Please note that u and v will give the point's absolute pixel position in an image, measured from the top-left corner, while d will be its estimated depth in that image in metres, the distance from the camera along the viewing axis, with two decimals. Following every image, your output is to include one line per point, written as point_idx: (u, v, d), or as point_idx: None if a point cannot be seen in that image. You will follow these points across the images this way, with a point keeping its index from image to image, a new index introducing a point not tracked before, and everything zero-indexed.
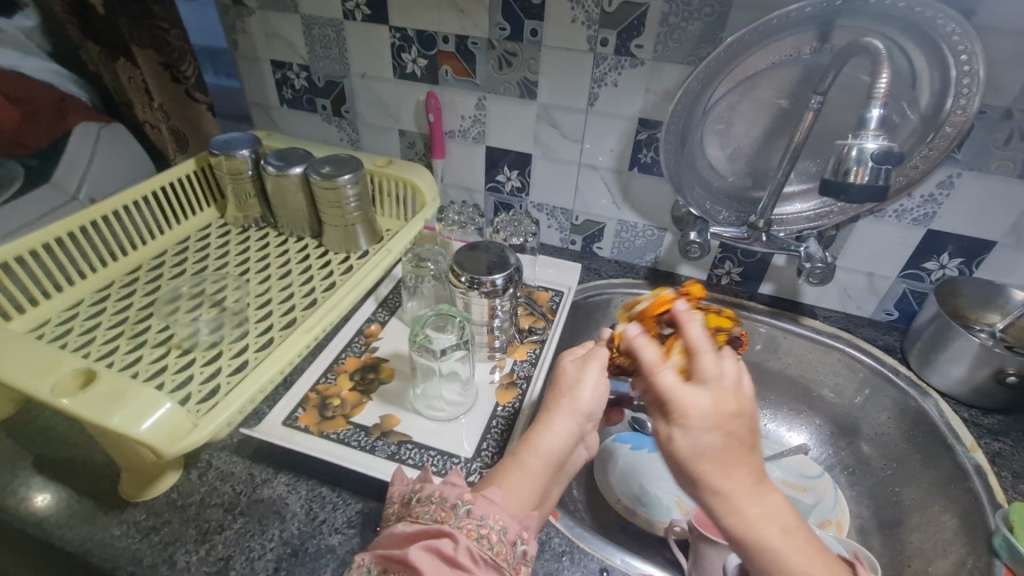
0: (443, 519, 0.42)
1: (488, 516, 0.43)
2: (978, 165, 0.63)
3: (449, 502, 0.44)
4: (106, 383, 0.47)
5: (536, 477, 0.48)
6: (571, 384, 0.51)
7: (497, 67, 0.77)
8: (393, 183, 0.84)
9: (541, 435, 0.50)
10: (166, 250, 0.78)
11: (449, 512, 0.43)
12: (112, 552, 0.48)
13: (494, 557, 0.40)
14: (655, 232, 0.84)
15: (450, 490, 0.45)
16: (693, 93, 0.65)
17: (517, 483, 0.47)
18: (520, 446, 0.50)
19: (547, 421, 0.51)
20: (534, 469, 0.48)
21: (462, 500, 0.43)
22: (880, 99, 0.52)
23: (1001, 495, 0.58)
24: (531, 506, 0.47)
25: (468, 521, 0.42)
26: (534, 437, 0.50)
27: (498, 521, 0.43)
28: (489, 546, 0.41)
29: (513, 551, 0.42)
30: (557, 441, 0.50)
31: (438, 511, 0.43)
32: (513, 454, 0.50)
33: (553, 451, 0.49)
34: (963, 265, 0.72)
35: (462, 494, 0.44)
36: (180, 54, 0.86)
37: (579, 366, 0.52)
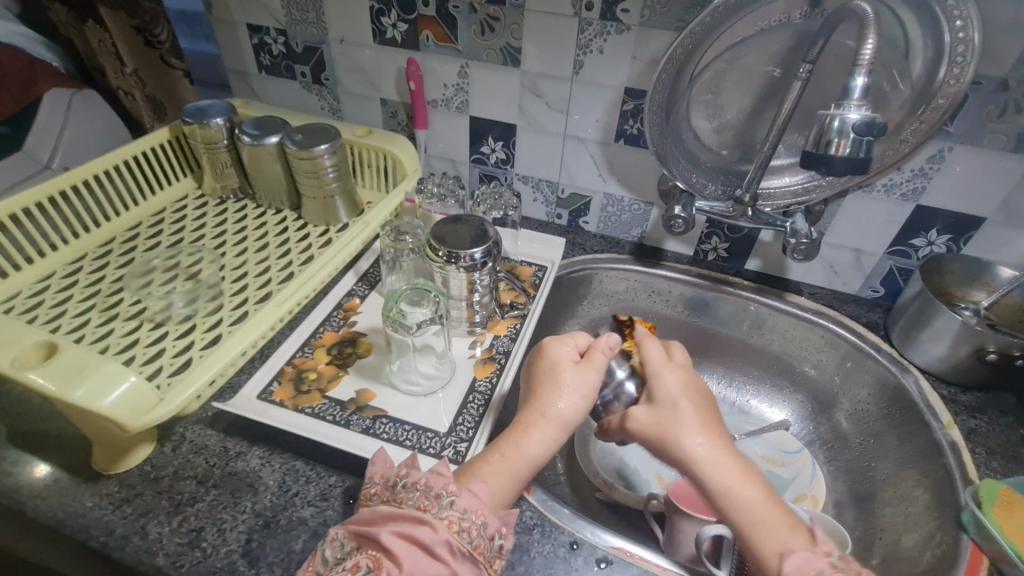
0: (426, 508, 0.43)
1: (470, 510, 0.43)
2: (971, 138, 0.62)
3: (433, 490, 0.44)
4: (69, 356, 0.47)
5: (518, 479, 0.48)
6: (572, 397, 0.51)
7: (479, 32, 0.74)
8: (373, 153, 0.82)
9: (529, 437, 0.49)
10: (142, 222, 0.76)
11: (432, 501, 0.43)
12: (85, 523, 0.49)
13: (471, 551, 0.41)
14: (642, 206, 0.83)
15: (435, 479, 0.45)
16: (679, 60, 0.63)
17: (503, 484, 0.47)
18: (504, 445, 0.49)
19: (536, 426, 0.50)
20: (523, 474, 0.48)
21: (447, 492, 0.44)
22: (864, 66, 0.50)
23: (973, 471, 0.58)
24: (507, 504, 0.47)
25: (450, 513, 0.43)
26: (519, 436, 0.49)
27: (479, 516, 0.43)
28: (468, 540, 0.42)
29: (490, 545, 0.43)
30: (543, 444, 0.49)
31: (421, 499, 0.44)
32: (500, 455, 0.48)
33: (541, 455, 0.49)
34: (951, 242, 0.70)
35: (447, 485, 0.44)
36: (153, 17, 0.81)
37: (584, 372, 0.52)
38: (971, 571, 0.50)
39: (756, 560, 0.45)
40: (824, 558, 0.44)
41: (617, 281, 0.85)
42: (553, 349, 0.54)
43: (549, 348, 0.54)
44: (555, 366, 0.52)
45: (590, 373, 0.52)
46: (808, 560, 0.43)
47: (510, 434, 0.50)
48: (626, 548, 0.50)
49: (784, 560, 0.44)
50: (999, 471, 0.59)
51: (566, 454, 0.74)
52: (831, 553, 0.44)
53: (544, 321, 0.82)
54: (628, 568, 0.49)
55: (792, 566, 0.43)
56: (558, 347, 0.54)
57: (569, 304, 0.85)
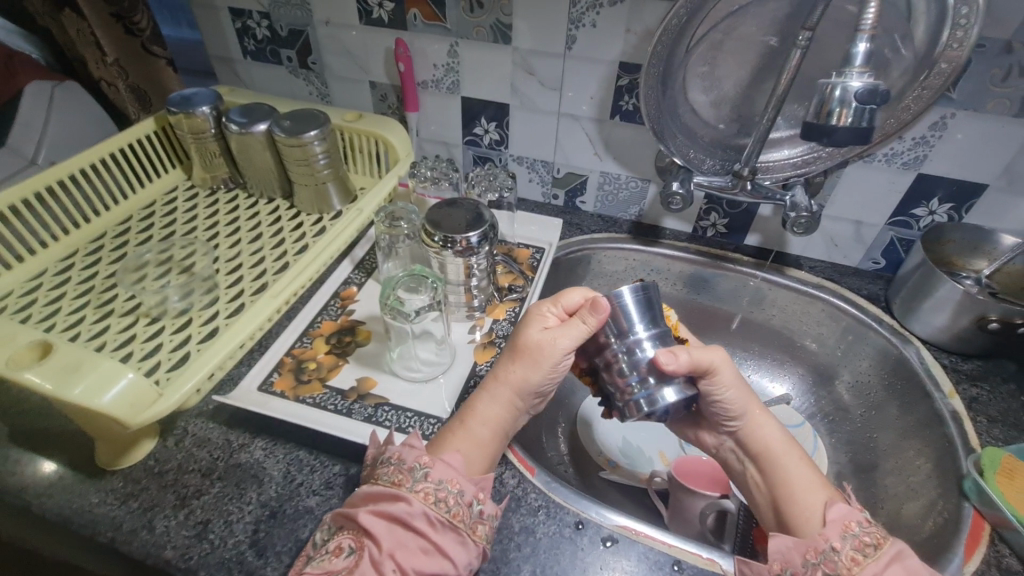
0: (401, 483, 0.44)
1: (445, 480, 0.44)
2: (973, 104, 0.60)
3: (407, 465, 0.45)
4: (64, 353, 0.46)
5: (482, 444, 0.50)
6: (528, 360, 0.51)
7: (468, 9, 0.72)
8: (364, 138, 0.80)
9: (483, 402, 0.52)
10: (132, 215, 0.75)
11: (406, 475, 0.44)
12: (91, 519, 0.49)
13: (450, 519, 0.43)
14: (639, 184, 0.82)
15: (408, 452, 0.46)
16: (675, 30, 0.61)
17: (464, 447, 0.49)
18: (463, 413, 0.51)
19: (490, 388, 0.52)
20: (480, 437, 0.50)
21: (420, 465, 0.45)
22: (867, 31, 0.48)
23: (975, 439, 0.59)
24: (482, 470, 0.49)
25: (425, 485, 0.44)
26: (475, 402, 0.52)
27: (454, 485, 0.44)
28: (446, 509, 0.43)
29: (470, 511, 0.44)
30: (498, 406, 0.51)
31: (396, 474, 0.44)
32: (461, 420, 0.51)
33: (496, 415, 0.51)
34: (953, 211, 0.70)
35: (419, 457, 0.45)
36: (132, 3, 0.78)
37: (549, 336, 0.51)
38: (973, 537, 0.51)
39: (811, 501, 0.49)
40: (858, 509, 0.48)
41: (616, 261, 0.84)
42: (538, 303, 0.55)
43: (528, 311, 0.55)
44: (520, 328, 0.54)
45: (558, 340, 0.51)
46: (849, 506, 0.48)
47: (468, 401, 0.52)
48: (631, 526, 0.51)
49: (829, 509, 0.48)
50: (1001, 438, 0.59)
51: (569, 435, 0.75)
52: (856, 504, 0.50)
53: None
54: (634, 546, 0.49)
55: (837, 510, 0.47)
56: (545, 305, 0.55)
57: (568, 285, 0.84)
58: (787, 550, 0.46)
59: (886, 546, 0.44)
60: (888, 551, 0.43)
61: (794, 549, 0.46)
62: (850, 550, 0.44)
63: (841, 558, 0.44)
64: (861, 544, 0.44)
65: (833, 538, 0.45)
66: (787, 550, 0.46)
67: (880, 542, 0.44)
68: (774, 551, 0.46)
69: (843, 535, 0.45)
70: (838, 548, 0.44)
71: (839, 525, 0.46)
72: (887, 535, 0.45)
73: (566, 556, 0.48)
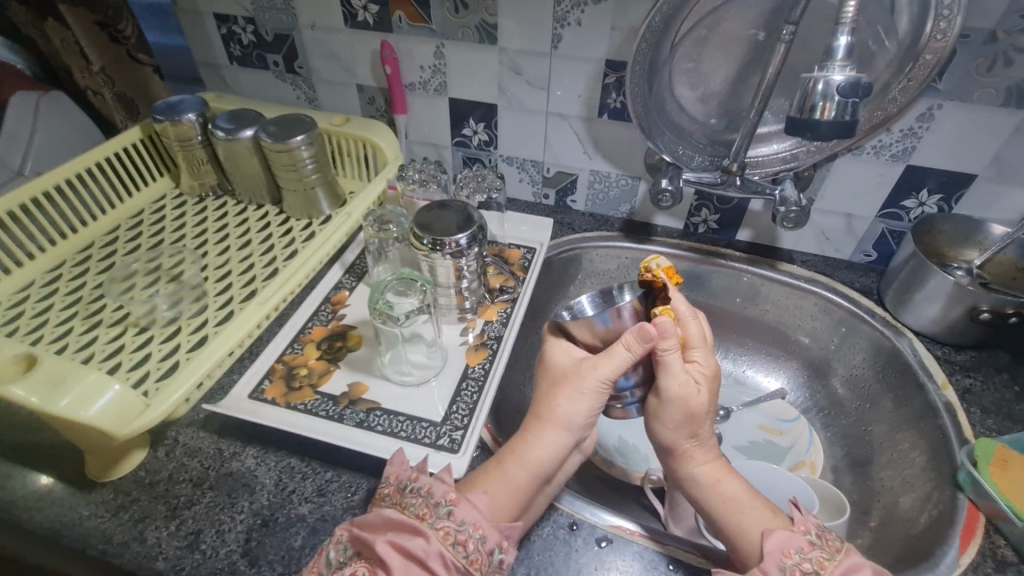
0: (424, 517, 0.42)
1: (468, 522, 0.42)
2: (960, 94, 0.60)
3: (434, 498, 0.44)
4: (49, 366, 0.46)
5: (519, 487, 0.47)
6: (560, 396, 0.50)
7: (453, 10, 0.71)
8: (352, 142, 0.80)
9: (528, 444, 0.49)
10: (120, 224, 0.75)
11: (430, 509, 0.43)
12: (81, 532, 0.48)
13: (466, 566, 0.40)
14: (629, 181, 0.81)
15: (437, 485, 0.45)
16: (660, 26, 0.61)
17: (497, 489, 0.46)
18: (503, 455, 0.49)
19: (535, 430, 0.50)
20: (518, 480, 0.47)
21: (446, 501, 0.43)
22: (847, 25, 0.48)
23: (969, 430, 0.58)
24: (513, 517, 0.46)
25: (447, 524, 0.42)
26: (520, 445, 0.49)
27: (477, 529, 0.42)
28: (464, 554, 0.41)
29: (489, 560, 0.41)
30: (541, 449, 0.49)
31: (421, 507, 0.43)
32: (497, 461, 0.49)
33: (535, 454, 0.49)
34: (943, 202, 0.70)
35: (447, 493, 0.44)
36: (116, 11, 0.77)
37: (577, 368, 0.50)
38: (967, 529, 0.51)
39: (742, 537, 0.46)
40: (801, 535, 0.44)
41: (607, 259, 0.84)
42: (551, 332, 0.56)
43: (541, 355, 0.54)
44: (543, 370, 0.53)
45: (591, 366, 0.49)
46: (788, 537, 0.44)
47: (513, 442, 0.50)
48: (623, 526, 0.50)
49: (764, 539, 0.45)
50: (994, 429, 0.59)
51: None
52: (810, 532, 0.44)
53: (535, 305, 0.81)
54: (628, 545, 0.49)
55: (774, 542, 0.44)
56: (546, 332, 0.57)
57: (560, 285, 0.84)
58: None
59: (828, 571, 0.41)
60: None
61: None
62: None
63: None
64: (801, 574, 0.42)
65: (772, 571, 0.42)
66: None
67: (821, 567, 0.42)
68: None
69: (782, 567, 0.42)
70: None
71: (776, 557, 0.43)
72: (830, 557, 0.42)
73: (560, 558, 0.48)
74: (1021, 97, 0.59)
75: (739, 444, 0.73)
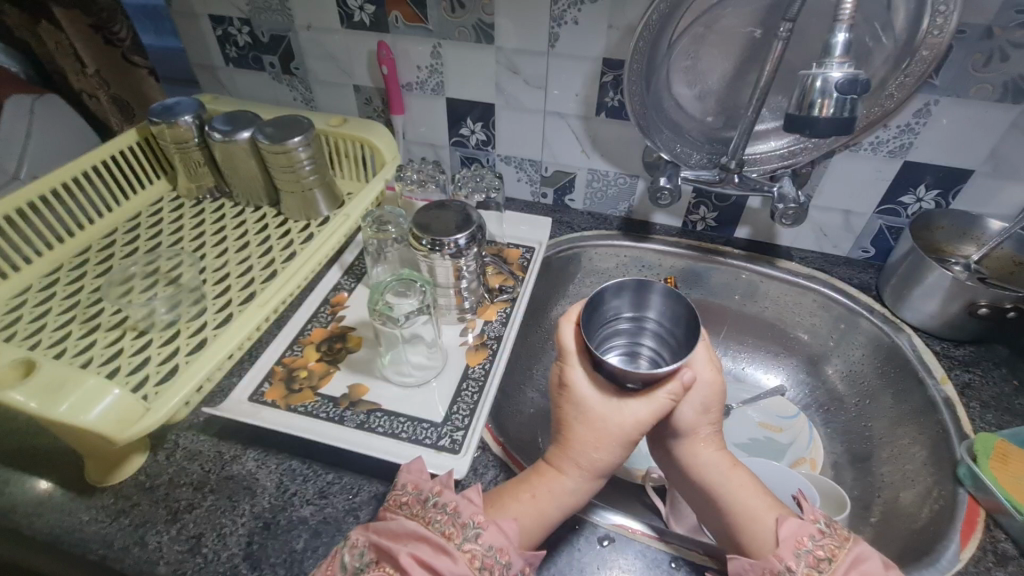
0: (450, 537, 0.41)
1: (495, 547, 0.41)
2: (957, 90, 0.60)
3: (461, 518, 0.42)
4: (47, 371, 0.45)
5: (548, 523, 0.46)
6: (596, 437, 0.47)
7: (450, 10, 0.71)
8: (349, 143, 0.80)
9: (560, 482, 0.47)
10: (117, 228, 0.74)
11: (457, 529, 0.42)
12: (82, 538, 0.48)
13: None
14: (627, 180, 0.81)
15: (465, 505, 0.44)
16: (657, 24, 0.61)
17: (534, 524, 0.45)
18: (533, 486, 0.47)
19: (568, 472, 0.48)
20: (554, 516, 0.46)
21: (473, 522, 0.42)
22: (845, 21, 0.48)
23: (969, 425, 0.59)
24: (537, 546, 0.46)
25: (473, 546, 0.41)
26: (550, 481, 0.47)
27: (504, 555, 0.41)
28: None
29: None
30: (574, 489, 0.47)
31: (447, 526, 0.42)
32: (530, 495, 0.47)
33: (568, 490, 0.47)
34: (940, 197, 0.70)
35: (474, 515, 0.43)
36: (110, 13, 0.78)
37: (614, 408, 0.46)
38: (968, 523, 0.51)
39: (754, 526, 0.45)
40: (813, 523, 0.44)
41: (606, 258, 0.84)
42: (575, 349, 0.48)
43: (562, 378, 0.48)
44: (567, 397, 0.48)
45: (631, 420, 0.46)
46: (801, 525, 0.44)
47: (540, 474, 0.48)
48: (625, 525, 0.50)
49: (779, 526, 0.45)
50: (993, 423, 0.59)
51: None
52: (819, 521, 0.44)
53: (534, 304, 0.81)
54: (631, 544, 0.49)
55: (787, 530, 0.44)
56: (564, 339, 0.48)
57: (559, 284, 0.84)
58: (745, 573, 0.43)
59: (841, 557, 0.42)
60: (843, 563, 0.41)
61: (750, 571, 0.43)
62: (805, 569, 0.41)
63: None
64: (815, 561, 0.42)
65: (788, 558, 0.42)
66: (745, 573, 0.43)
67: (833, 554, 0.42)
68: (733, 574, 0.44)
69: (797, 553, 0.42)
70: (792, 568, 0.42)
71: (791, 544, 0.43)
72: (843, 544, 0.43)
73: (562, 558, 0.48)
74: (1017, 92, 0.59)
75: (740, 441, 0.73)
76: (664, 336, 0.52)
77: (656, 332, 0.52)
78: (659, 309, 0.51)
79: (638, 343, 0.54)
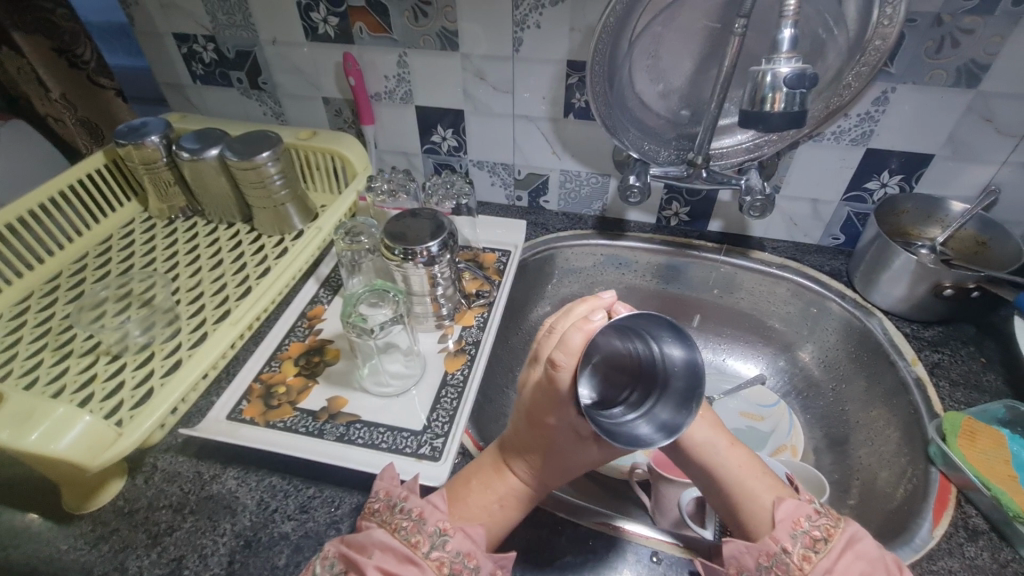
0: (417, 545, 0.42)
1: (462, 553, 0.42)
2: (912, 77, 0.62)
3: (427, 525, 0.43)
4: (15, 403, 0.45)
5: (513, 523, 0.48)
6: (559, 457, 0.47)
7: (413, 18, 0.71)
8: (320, 155, 0.80)
9: (520, 486, 0.49)
10: (88, 252, 0.74)
11: (424, 537, 0.42)
12: (60, 566, 0.48)
13: None
14: (599, 179, 0.82)
15: (430, 511, 0.44)
16: (616, 24, 0.61)
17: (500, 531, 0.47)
18: (497, 493, 0.48)
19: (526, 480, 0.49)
20: (518, 519, 0.48)
21: (440, 530, 0.43)
22: (790, 17, 0.49)
23: (939, 404, 0.60)
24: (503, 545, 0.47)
25: (441, 554, 0.41)
26: (512, 486, 0.48)
27: (471, 559, 0.42)
28: None
29: None
30: (533, 493, 0.49)
31: (414, 534, 0.42)
32: (498, 504, 0.47)
33: (530, 493, 0.49)
34: (904, 181, 0.71)
35: (441, 522, 0.43)
36: (73, 36, 0.77)
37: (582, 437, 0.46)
38: (940, 501, 0.52)
39: (751, 508, 0.46)
40: (810, 504, 0.45)
41: (582, 257, 0.85)
42: (568, 394, 0.41)
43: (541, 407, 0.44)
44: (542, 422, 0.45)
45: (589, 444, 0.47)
46: (797, 507, 0.45)
47: (501, 479, 0.49)
48: (609, 523, 0.51)
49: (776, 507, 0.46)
50: (963, 401, 0.60)
51: None
52: (816, 501, 0.46)
53: (512, 307, 0.81)
54: (611, 542, 0.50)
55: (784, 511, 0.45)
56: (559, 372, 0.40)
57: (537, 286, 0.85)
58: (741, 555, 0.44)
59: (837, 537, 0.42)
60: (839, 543, 0.42)
61: (746, 554, 0.44)
62: (800, 550, 0.42)
63: (792, 560, 0.42)
64: (811, 541, 0.42)
65: (784, 540, 0.43)
66: (741, 555, 0.44)
67: (830, 534, 0.42)
68: (728, 557, 0.44)
69: (793, 534, 0.43)
70: (788, 549, 0.42)
71: (788, 526, 0.44)
72: (837, 524, 0.43)
73: (544, 559, 0.49)
74: (971, 76, 0.60)
75: None
76: (656, 366, 0.41)
77: (657, 357, 0.41)
78: (683, 358, 0.39)
79: (634, 335, 0.42)
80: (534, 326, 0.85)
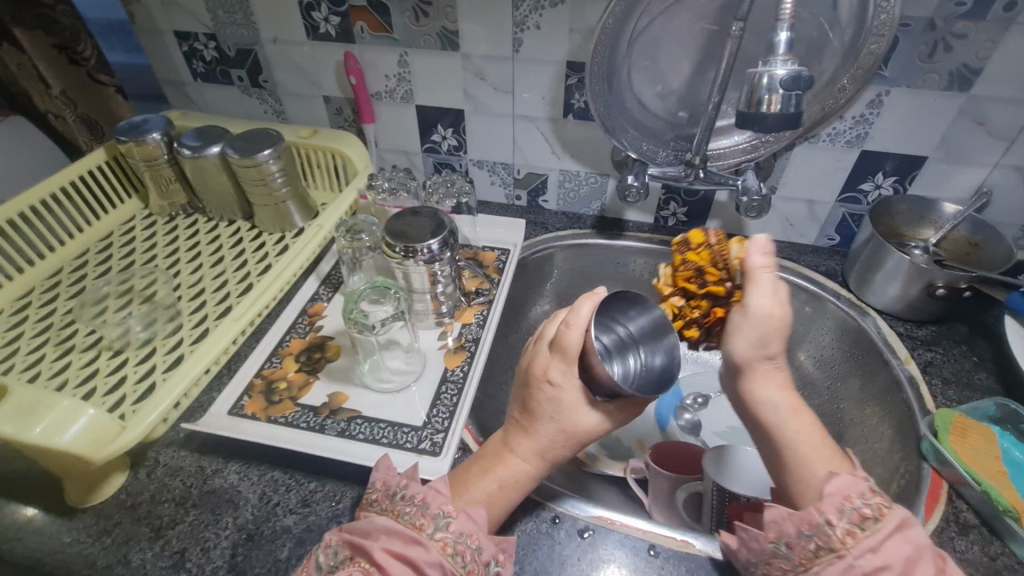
0: (422, 527, 0.42)
1: (465, 533, 0.42)
2: (906, 80, 0.63)
3: (431, 508, 0.43)
4: (19, 397, 0.46)
5: (510, 505, 0.47)
6: (559, 435, 0.46)
7: (414, 18, 0.72)
8: (320, 153, 0.80)
9: (519, 467, 0.47)
10: (89, 248, 0.74)
11: (428, 519, 0.43)
12: (63, 559, 0.48)
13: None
14: (598, 179, 0.83)
15: (434, 496, 0.44)
16: (615, 26, 0.62)
17: (496, 513, 0.46)
18: (494, 474, 0.47)
19: (525, 460, 0.47)
20: (515, 501, 0.48)
21: (443, 512, 0.43)
22: (786, 21, 0.50)
23: (931, 402, 0.61)
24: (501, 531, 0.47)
25: (445, 534, 0.42)
26: (510, 466, 0.47)
27: (474, 539, 0.42)
28: (462, 563, 0.41)
29: (485, 571, 0.42)
30: (531, 474, 0.48)
31: (417, 517, 0.43)
32: (496, 485, 0.47)
33: (529, 475, 0.48)
34: (897, 183, 0.72)
35: (445, 504, 0.44)
36: (73, 33, 0.77)
37: (583, 410, 0.45)
38: (932, 496, 0.53)
39: (800, 477, 0.42)
40: (865, 481, 0.40)
41: (581, 256, 0.85)
42: (575, 354, 0.43)
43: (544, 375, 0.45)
44: (543, 395, 0.45)
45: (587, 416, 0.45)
46: (850, 483, 0.40)
47: (500, 458, 0.48)
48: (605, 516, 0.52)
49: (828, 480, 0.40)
50: (955, 399, 0.61)
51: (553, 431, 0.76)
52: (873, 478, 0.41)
53: (511, 305, 0.82)
54: (610, 535, 0.50)
55: (835, 485, 0.40)
56: (570, 332, 0.43)
57: (536, 284, 0.85)
58: (781, 521, 0.41)
59: (888, 519, 0.38)
60: (888, 525, 0.38)
61: (786, 520, 0.40)
62: (845, 525, 0.38)
63: (835, 534, 0.38)
64: (860, 518, 0.38)
65: (829, 512, 0.39)
66: (781, 520, 0.41)
67: (881, 514, 0.38)
68: (767, 521, 0.41)
69: (841, 509, 0.39)
70: (832, 523, 0.38)
71: (837, 500, 0.39)
72: (888, 504, 0.39)
73: (543, 552, 0.49)
74: (963, 81, 0.61)
75: (718, 430, 0.76)
76: (623, 345, 0.47)
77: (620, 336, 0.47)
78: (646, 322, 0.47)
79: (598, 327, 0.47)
80: (533, 324, 0.86)
